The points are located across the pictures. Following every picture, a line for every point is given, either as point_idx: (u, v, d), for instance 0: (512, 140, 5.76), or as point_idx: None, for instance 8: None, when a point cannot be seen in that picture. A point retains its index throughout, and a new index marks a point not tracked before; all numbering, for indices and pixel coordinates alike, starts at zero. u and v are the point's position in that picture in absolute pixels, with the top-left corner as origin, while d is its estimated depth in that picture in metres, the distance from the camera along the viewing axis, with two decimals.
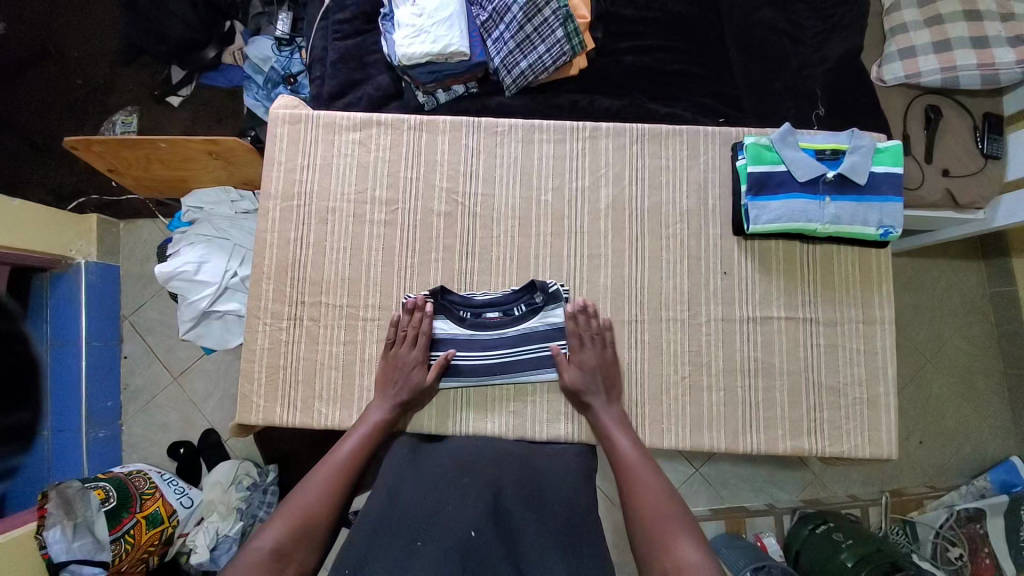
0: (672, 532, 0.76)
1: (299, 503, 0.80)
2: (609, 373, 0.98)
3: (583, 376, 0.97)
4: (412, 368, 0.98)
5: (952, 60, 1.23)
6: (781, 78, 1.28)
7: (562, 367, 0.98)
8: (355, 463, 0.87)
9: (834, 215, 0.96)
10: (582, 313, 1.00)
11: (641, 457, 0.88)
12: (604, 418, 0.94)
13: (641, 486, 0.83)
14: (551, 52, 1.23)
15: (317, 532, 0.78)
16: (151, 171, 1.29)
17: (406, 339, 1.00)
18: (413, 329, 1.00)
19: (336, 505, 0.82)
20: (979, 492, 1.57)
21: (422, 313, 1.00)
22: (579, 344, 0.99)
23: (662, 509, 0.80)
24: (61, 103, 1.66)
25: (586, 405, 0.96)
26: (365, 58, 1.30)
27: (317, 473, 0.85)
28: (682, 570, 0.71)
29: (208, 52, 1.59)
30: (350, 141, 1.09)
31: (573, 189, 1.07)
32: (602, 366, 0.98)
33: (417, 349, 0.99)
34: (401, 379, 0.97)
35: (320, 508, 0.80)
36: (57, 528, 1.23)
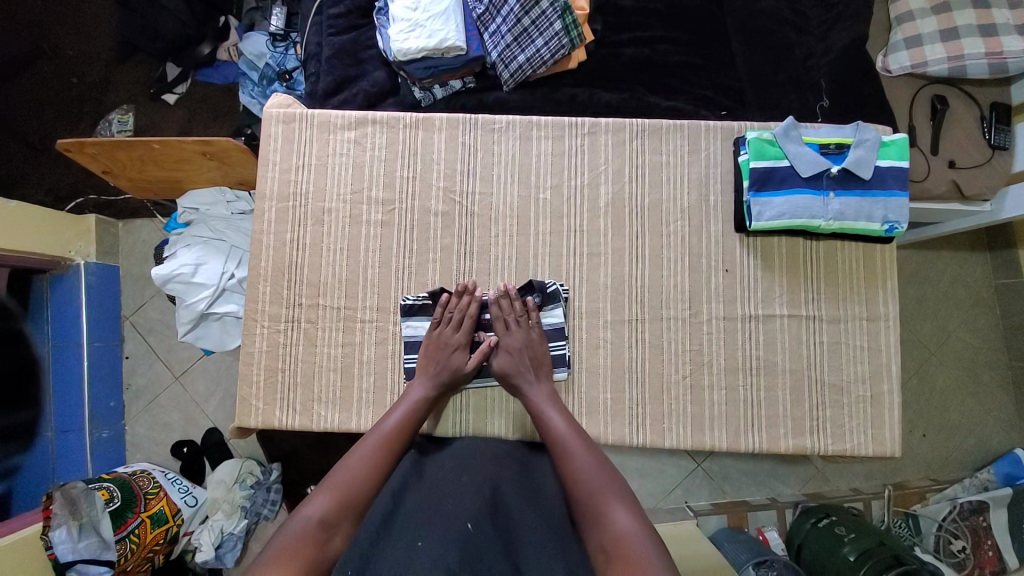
0: (606, 501, 0.76)
1: (345, 475, 0.79)
2: (536, 354, 0.98)
3: (512, 359, 0.97)
4: (454, 351, 0.98)
5: (959, 49, 1.20)
6: (784, 69, 1.25)
7: (491, 355, 0.98)
8: (398, 438, 0.86)
9: (838, 210, 0.95)
10: (505, 298, 1.00)
11: (570, 429, 0.87)
12: (534, 396, 0.93)
13: (574, 459, 0.82)
14: (549, 46, 1.21)
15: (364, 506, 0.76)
16: (146, 172, 1.28)
17: (451, 322, 1.00)
18: (460, 312, 1.00)
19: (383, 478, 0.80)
20: (981, 485, 1.57)
21: (470, 296, 1.01)
22: (505, 329, 1.00)
23: (595, 477, 0.79)
24: (56, 102, 1.64)
25: (517, 388, 0.95)
26: (361, 54, 1.28)
27: (362, 446, 0.84)
28: (618, 540, 0.70)
29: (203, 47, 1.56)
30: (345, 140, 1.07)
31: (572, 187, 1.05)
32: (528, 346, 0.98)
33: (461, 332, 0.99)
34: (444, 361, 0.97)
35: (365, 481, 0.79)
36: (63, 528, 1.24)
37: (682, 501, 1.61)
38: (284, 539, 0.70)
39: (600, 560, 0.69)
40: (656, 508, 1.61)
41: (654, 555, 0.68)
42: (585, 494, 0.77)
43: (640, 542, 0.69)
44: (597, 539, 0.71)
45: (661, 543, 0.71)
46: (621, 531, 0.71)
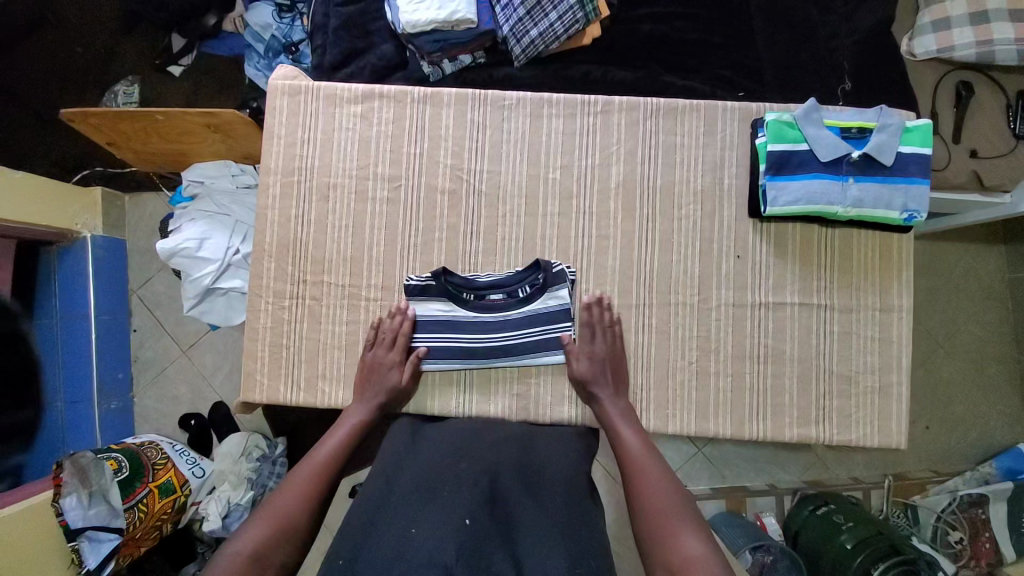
0: (674, 522, 0.74)
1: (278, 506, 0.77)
2: (617, 366, 0.96)
3: (592, 367, 0.94)
4: (390, 369, 0.96)
5: (989, 33, 1.14)
6: (806, 49, 1.21)
7: (572, 358, 0.96)
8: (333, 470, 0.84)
9: (857, 197, 0.92)
10: (596, 305, 0.98)
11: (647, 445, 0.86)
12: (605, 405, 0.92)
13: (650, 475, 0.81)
14: (563, 20, 1.17)
15: (295, 537, 0.75)
16: (150, 144, 1.26)
17: (384, 341, 0.98)
18: (392, 331, 0.98)
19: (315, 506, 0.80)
20: (982, 478, 1.56)
21: (402, 315, 0.99)
22: (589, 335, 0.97)
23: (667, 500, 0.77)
24: (61, 71, 1.62)
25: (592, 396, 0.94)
26: (368, 25, 1.25)
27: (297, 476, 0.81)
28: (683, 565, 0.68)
29: (209, 18, 1.52)
30: (351, 114, 1.05)
31: (582, 166, 1.03)
32: (611, 358, 0.96)
33: (395, 350, 0.97)
34: (378, 382, 0.96)
35: (297, 509, 0.78)
36: (74, 495, 1.27)
37: (681, 485, 1.62)
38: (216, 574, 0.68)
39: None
40: None
41: None
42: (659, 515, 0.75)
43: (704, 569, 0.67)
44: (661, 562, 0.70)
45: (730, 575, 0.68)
46: (686, 554, 0.70)
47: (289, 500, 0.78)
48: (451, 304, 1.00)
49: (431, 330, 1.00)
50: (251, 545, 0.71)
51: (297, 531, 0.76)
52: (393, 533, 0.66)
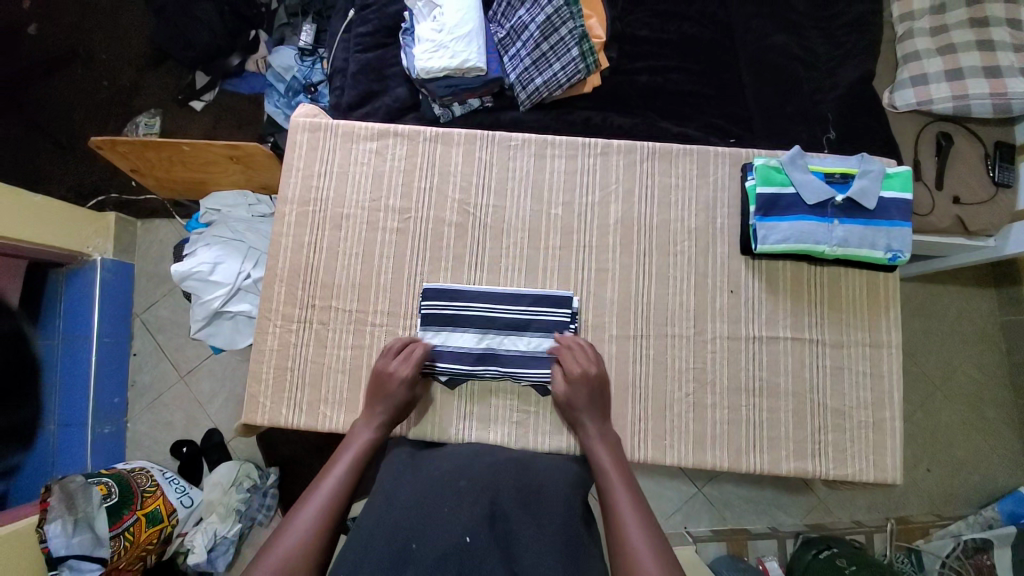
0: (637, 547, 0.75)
1: (291, 536, 0.74)
2: (601, 391, 0.97)
3: (571, 390, 0.95)
4: (394, 386, 0.96)
5: (964, 89, 1.24)
6: (791, 102, 1.30)
7: (558, 384, 0.97)
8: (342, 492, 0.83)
9: (842, 237, 0.97)
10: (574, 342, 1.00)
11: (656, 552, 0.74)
12: (591, 437, 0.93)
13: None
14: (566, 70, 1.26)
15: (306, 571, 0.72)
16: (173, 172, 1.33)
17: (398, 353, 0.99)
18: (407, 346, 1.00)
19: (329, 534, 0.77)
20: (987, 524, 1.53)
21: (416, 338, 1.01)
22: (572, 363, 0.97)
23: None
24: (88, 103, 1.71)
25: (579, 422, 0.95)
26: (385, 70, 1.34)
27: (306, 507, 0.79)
28: None
29: (233, 59, 1.64)
30: (366, 149, 1.11)
31: (582, 204, 1.08)
32: (594, 383, 0.96)
33: (406, 366, 0.97)
34: (387, 398, 0.96)
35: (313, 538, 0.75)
36: (58, 522, 1.24)
37: (680, 526, 1.58)
38: None
39: None
40: None
41: None
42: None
43: None
44: None
45: None
46: None
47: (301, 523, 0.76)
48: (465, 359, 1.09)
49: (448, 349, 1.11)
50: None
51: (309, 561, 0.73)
52: (393, 549, 0.68)
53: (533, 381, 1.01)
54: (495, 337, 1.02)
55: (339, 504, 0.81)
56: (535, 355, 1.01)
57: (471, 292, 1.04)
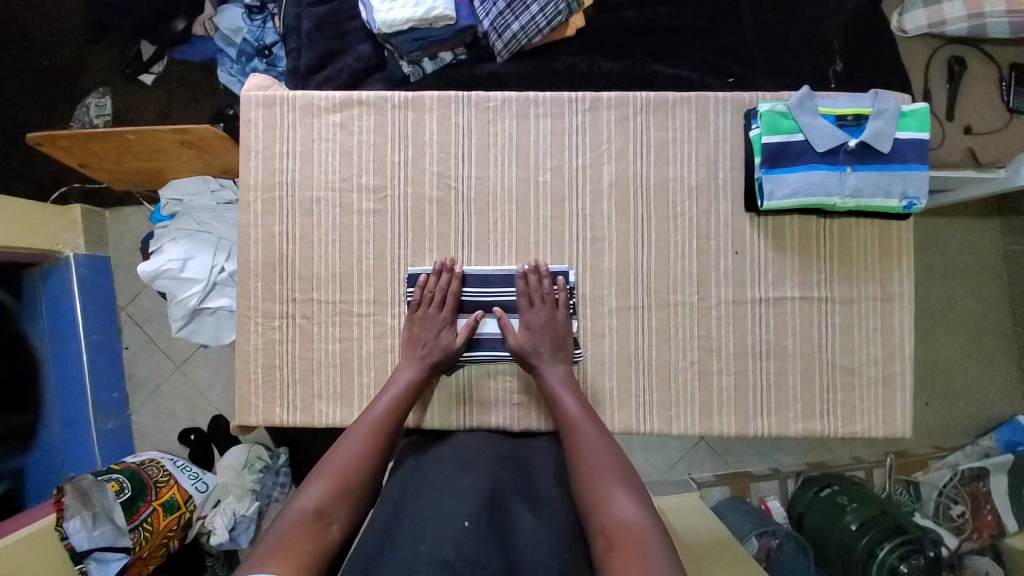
0: (606, 483, 0.76)
1: (339, 461, 0.80)
2: (558, 334, 0.95)
3: (531, 336, 0.94)
4: (438, 333, 0.95)
5: (980, 6, 1.13)
6: (795, 30, 1.18)
7: (512, 331, 0.95)
8: (389, 424, 0.87)
9: (855, 187, 0.90)
10: (534, 274, 0.97)
11: (615, 466, 0.79)
12: (551, 379, 0.91)
13: (617, 507, 0.73)
14: (545, 12, 1.13)
15: (355, 496, 0.78)
16: (123, 164, 1.22)
17: (433, 302, 0.96)
18: (440, 290, 0.97)
19: (377, 463, 0.82)
20: (984, 452, 1.56)
21: (450, 274, 0.98)
22: (529, 304, 0.96)
23: (634, 532, 0.69)
24: (27, 86, 1.55)
25: (533, 367, 0.93)
26: (343, 26, 1.20)
27: (351, 436, 0.84)
28: (616, 525, 0.71)
29: (178, 23, 1.46)
30: (330, 123, 1.01)
31: (572, 167, 1.00)
32: (551, 325, 0.95)
33: (444, 311, 0.96)
34: (429, 341, 0.94)
35: (360, 468, 0.80)
36: (77, 519, 1.26)
37: (685, 474, 1.62)
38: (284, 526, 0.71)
39: (598, 539, 0.70)
40: (659, 480, 1.62)
41: (654, 544, 0.67)
42: (618, 545, 0.67)
43: (640, 527, 0.70)
44: (597, 522, 0.72)
45: (664, 536, 0.70)
46: (622, 516, 0.72)
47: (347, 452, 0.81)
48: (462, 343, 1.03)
49: None
50: (316, 499, 0.74)
51: (355, 489, 0.78)
52: (400, 552, 0.66)
53: None
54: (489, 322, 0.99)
55: (383, 434, 0.85)
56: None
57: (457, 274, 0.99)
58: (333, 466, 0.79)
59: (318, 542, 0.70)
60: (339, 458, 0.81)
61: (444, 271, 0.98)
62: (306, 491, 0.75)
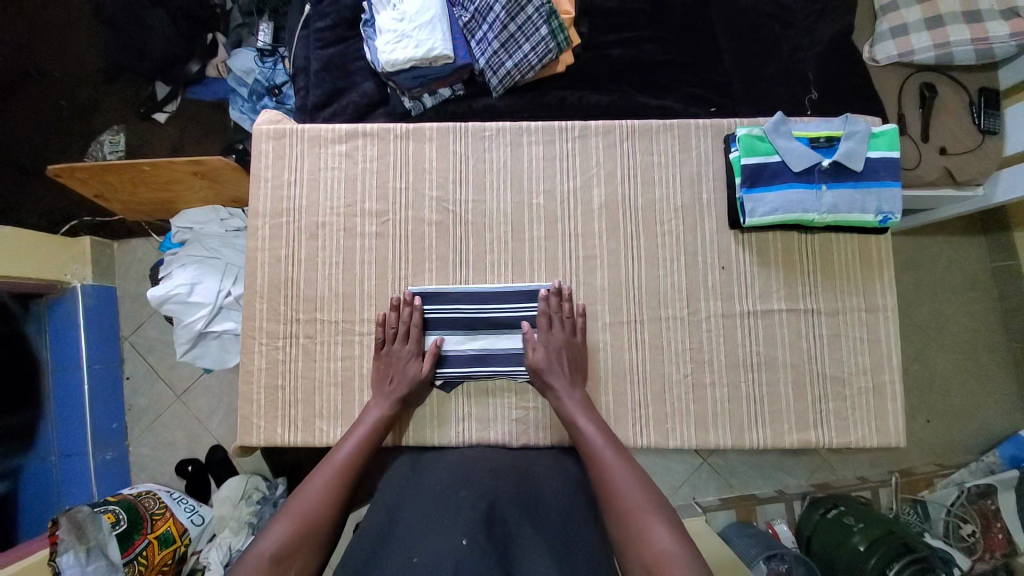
0: (642, 514, 0.76)
1: (301, 503, 0.79)
2: (574, 355, 0.97)
3: (548, 356, 0.96)
4: (404, 363, 0.97)
5: (945, 36, 1.20)
6: (771, 63, 1.27)
7: (532, 349, 0.97)
8: (354, 462, 0.86)
9: (832, 203, 0.95)
10: (553, 296, 1.00)
11: (648, 496, 0.78)
12: (568, 402, 0.92)
13: (654, 539, 0.72)
14: (537, 51, 1.21)
15: (316, 539, 0.76)
16: (137, 194, 1.28)
17: (397, 335, 0.99)
18: (404, 324, 1.00)
19: (339, 504, 0.81)
20: (989, 468, 1.56)
21: (411, 308, 1.01)
22: (547, 325, 0.99)
23: (673, 565, 0.69)
24: (47, 126, 1.64)
25: (550, 389, 0.94)
26: (349, 65, 1.29)
27: (315, 478, 0.82)
28: (658, 558, 0.70)
29: (193, 66, 1.56)
30: (336, 153, 1.07)
31: (564, 191, 1.05)
32: (568, 347, 0.97)
33: (409, 344, 0.99)
34: (395, 374, 0.97)
35: (323, 509, 0.79)
36: (70, 553, 1.23)
37: (689, 497, 1.60)
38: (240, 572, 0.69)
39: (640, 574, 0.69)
40: None
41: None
42: None
43: (678, 559, 0.69)
44: (636, 557, 0.71)
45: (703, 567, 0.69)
46: (660, 548, 0.71)
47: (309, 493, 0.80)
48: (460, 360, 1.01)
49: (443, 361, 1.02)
50: (275, 541, 0.72)
51: (316, 532, 0.76)
52: (396, 562, 0.67)
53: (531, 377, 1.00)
54: (486, 340, 1.02)
55: (346, 473, 0.85)
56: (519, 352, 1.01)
57: (454, 292, 1.02)
58: (295, 509, 0.78)
59: None
60: (300, 502, 0.79)
61: (406, 306, 1.01)
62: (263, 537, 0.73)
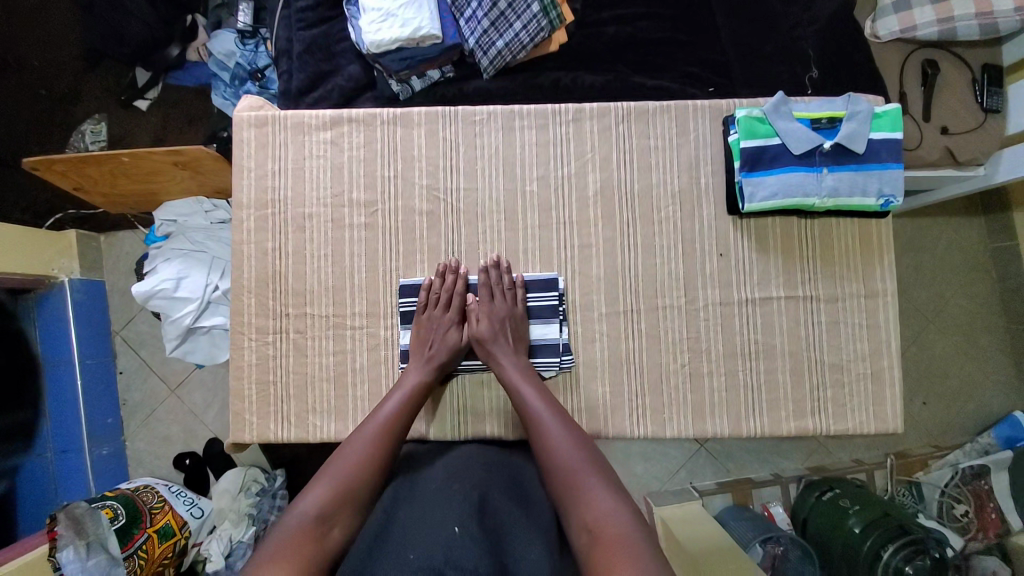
0: (586, 480, 0.76)
1: (340, 466, 0.80)
2: (516, 327, 0.97)
3: (491, 328, 0.95)
4: (445, 330, 0.97)
5: (948, 11, 1.16)
6: (770, 40, 1.23)
7: (474, 322, 0.96)
8: (395, 427, 0.86)
9: (833, 186, 0.92)
10: (492, 269, 1.00)
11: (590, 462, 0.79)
12: (510, 371, 0.92)
13: (597, 504, 0.73)
14: (528, 29, 1.16)
15: (357, 501, 0.77)
16: (118, 186, 1.24)
17: (439, 302, 0.98)
18: (447, 292, 0.99)
19: (380, 468, 0.82)
20: (983, 449, 1.57)
21: (455, 275, 1.00)
22: (488, 297, 0.98)
23: (613, 528, 0.70)
24: (24, 115, 1.58)
25: (492, 358, 0.94)
26: (333, 48, 1.23)
27: (354, 441, 0.83)
28: (598, 523, 0.71)
29: (172, 50, 1.50)
30: (321, 141, 1.03)
31: (558, 177, 1.02)
32: (510, 319, 0.97)
33: (450, 311, 0.98)
34: (436, 341, 0.96)
35: (365, 472, 0.80)
36: (70, 548, 1.23)
37: (686, 482, 1.61)
38: (284, 531, 0.71)
39: (580, 539, 0.70)
40: (660, 489, 1.61)
41: (633, 540, 0.68)
42: (600, 544, 0.68)
43: (620, 523, 0.70)
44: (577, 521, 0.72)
45: (644, 531, 0.70)
46: (600, 513, 0.72)
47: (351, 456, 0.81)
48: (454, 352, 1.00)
49: None
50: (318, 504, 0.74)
51: (357, 495, 0.78)
52: (390, 559, 0.65)
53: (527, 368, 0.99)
54: None
55: (389, 435, 0.85)
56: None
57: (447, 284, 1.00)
58: (335, 471, 0.79)
59: (318, 548, 0.69)
60: (341, 463, 0.81)
61: (449, 273, 1.00)
62: (307, 496, 0.75)
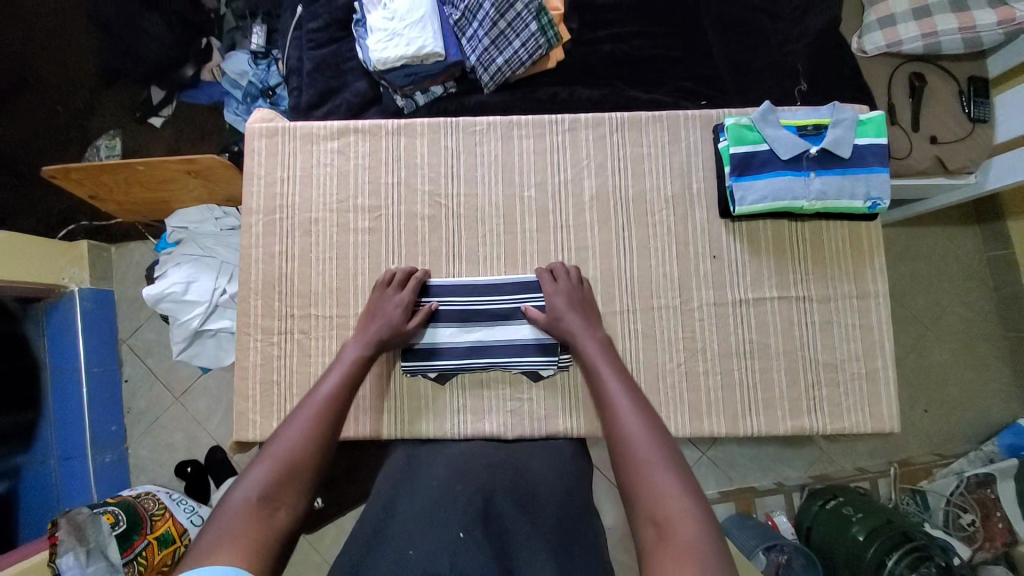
0: (653, 468, 0.68)
1: (283, 443, 0.74)
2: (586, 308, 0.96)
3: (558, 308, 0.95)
4: (395, 308, 0.96)
5: (932, 27, 1.21)
6: (760, 55, 1.28)
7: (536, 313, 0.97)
8: (336, 402, 0.81)
9: (820, 190, 0.95)
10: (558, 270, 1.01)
11: (659, 451, 0.70)
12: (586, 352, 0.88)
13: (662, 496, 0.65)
14: (526, 47, 1.22)
15: (301, 480, 0.71)
16: (131, 193, 1.28)
17: (394, 283, 1.00)
18: (405, 272, 1.01)
19: (324, 442, 0.76)
20: (987, 458, 1.55)
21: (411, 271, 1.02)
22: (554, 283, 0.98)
23: (684, 524, 0.61)
24: (43, 131, 1.65)
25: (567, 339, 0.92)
26: (342, 65, 1.30)
27: (294, 419, 0.77)
28: (667, 517, 0.62)
29: (187, 69, 1.57)
30: (328, 150, 1.08)
31: (555, 183, 1.06)
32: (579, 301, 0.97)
33: (405, 291, 0.98)
34: (383, 317, 0.95)
35: (306, 448, 0.74)
36: (71, 554, 1.23)
37: None
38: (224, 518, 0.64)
39: (645, 533, 0.62)
40: None
41: (706, 545, 0.58)
42: (667, 542, 0.59)
43: (689, 522, 0.61)
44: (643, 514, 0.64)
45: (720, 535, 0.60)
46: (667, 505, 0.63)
47: (292, 434, 0.75)
48: (456, 354, 1.01)
49: (436, 356, 1.01)
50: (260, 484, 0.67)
51: (302, 473, 0.72)
52: (386, 555, 0.67)
53: (524, 367, 1.01)
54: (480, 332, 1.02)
55: (331, 410, 0.80)
56: (516, 344, 1.01)
57: (448, 285, 1.02)
58: (276, 451, 0.73)
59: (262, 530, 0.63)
60: (281, 441, 0.74)
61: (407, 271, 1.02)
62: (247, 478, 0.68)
